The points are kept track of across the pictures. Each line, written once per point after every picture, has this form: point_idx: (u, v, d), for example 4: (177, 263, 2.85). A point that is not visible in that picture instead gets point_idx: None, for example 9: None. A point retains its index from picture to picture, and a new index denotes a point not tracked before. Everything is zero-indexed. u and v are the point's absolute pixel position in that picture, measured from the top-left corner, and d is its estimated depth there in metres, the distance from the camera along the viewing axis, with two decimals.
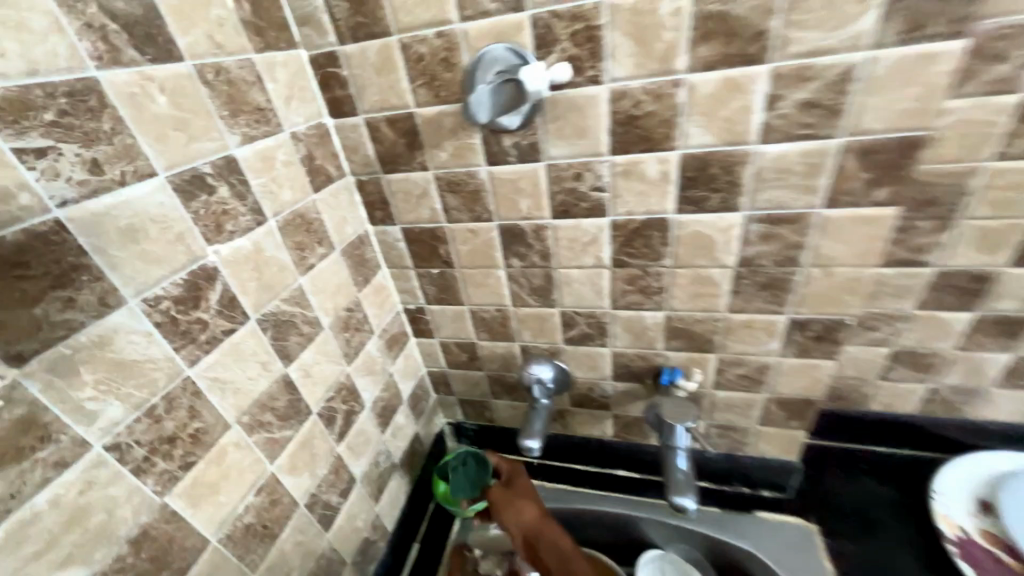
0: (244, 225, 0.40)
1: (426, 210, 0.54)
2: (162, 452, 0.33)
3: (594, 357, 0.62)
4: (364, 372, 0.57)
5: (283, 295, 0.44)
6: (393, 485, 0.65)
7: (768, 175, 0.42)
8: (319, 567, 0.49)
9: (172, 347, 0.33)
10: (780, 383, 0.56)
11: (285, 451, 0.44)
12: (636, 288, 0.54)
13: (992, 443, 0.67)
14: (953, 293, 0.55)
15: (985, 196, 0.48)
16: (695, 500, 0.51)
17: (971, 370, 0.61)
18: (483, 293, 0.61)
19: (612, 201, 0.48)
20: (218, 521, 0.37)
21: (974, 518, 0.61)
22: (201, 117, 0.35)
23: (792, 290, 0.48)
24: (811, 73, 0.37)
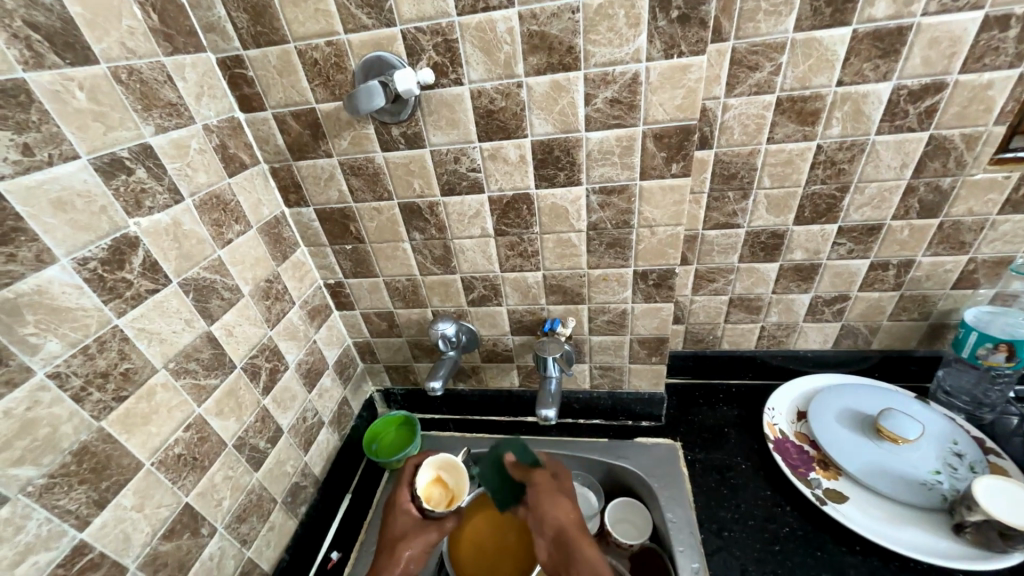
0: (162, 202, 0.47)
1: (334, 192, 0.63)
2: (97, 384, 0.40)
3: (494, 315, 0.73)
4: (287, 337, 0.65)
5: (203, 264, 0.51)
6: (322, 440, 0.72)
7: (596, 156, 0.55)
8: (250, 501, 0.58)
9: (101, 299, 0.41)
10: (637, 325, 0.70)
11: (210, 396, 0.52)
12: (517, 253, 0.65)
13: (810, 368, 0.85)
14: (760, 248, 0.72)
15: (767, 171, 0.65)
16: (555, 411, 0.65)
17: (787, 310, 0.79)
18: (393, 265, 0.70)
19: (487, 180, 0.59)
20: (151, 447, 0.45)
21: (792, 424, 0.78)
22: (118, 110, 0.43)
23: (630, 247, 0.62)
24: (611, 78, 0.50)
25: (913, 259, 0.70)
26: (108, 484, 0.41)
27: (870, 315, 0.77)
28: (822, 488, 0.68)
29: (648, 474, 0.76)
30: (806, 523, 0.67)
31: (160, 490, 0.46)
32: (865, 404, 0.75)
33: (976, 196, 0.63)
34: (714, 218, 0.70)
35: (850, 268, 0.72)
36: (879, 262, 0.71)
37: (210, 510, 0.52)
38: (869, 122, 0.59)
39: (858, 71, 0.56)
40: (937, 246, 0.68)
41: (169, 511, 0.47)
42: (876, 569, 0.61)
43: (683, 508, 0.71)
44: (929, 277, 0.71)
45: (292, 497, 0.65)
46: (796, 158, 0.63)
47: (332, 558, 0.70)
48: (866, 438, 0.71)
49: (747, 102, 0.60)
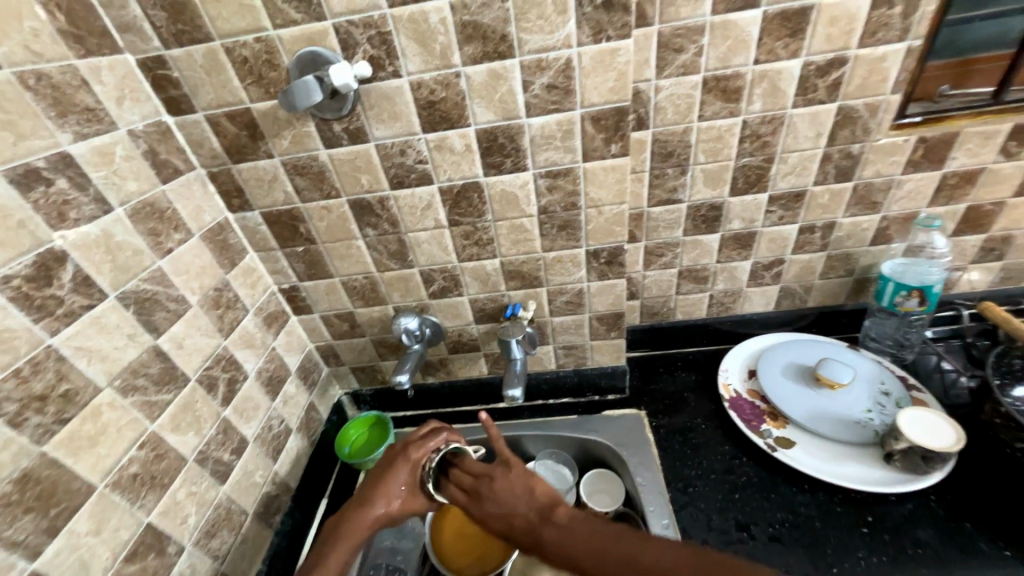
0: (89, 213, 0.45)
1: (280, 193, 0.62)
2: (34, 408, 0.39)
3: (456, 306, 0.74)
4: (243, 345, 0.63)
5: (142, 276, 0.49)
6: (291, 448, 0.71)
7: (539, 141, 0.57)
8: (218, 515, 0.56)
9: (30, 319, 0.39)
10: (595, 303, 0.73)
11: (164, 412, 0.50)
12: (472, 242, 0.66)
13: (757, 330, 0.92)
14: (702, 221, 0.77)
15: (701, 147, 0.69)
16: (522, 391, 0.67)
17: (730, 277, 0.84)
18: (348, 264, 0.69)
19: (435, 171, 0.60)
20: (102, 469, 0.43)
21: (744, 382, 0.83)
22: (28, 118, 0.40)
23: (580, 228, 0.64)
24: (545, 64, 0.51)
25: (835, 221, 0.77)
26: (58, 511, 0.40)
27: (803, 276, 0.84)
28: (772, 437, 0.74)
29: (618, 445, 0.80)
30: (762, 470, 0.73)
31: (117, 513, 0.44)
32: (805, 357, 0.82)
33: (882, 159, 0.70)
34: (657, 195, 0.74)
35: (782, 233, 0.78)
36: (807, 226, 0.77)
37: (176, 528, 0.51)
38: (786, 97, 0.64)
39: (771, 50, 0.60)
40: (854, 207, 0.75)
41: (130, 533, 0.46)
42: (823, 503, 0.67)
43: (652, 471, 0.75)
44: (850, 237, 0.79)
45: (263, 508, 0.64)
46: (725, 134, 0.67)
47: None
48: (808, 388, 0.77)
49: (676, 83, 0.63)
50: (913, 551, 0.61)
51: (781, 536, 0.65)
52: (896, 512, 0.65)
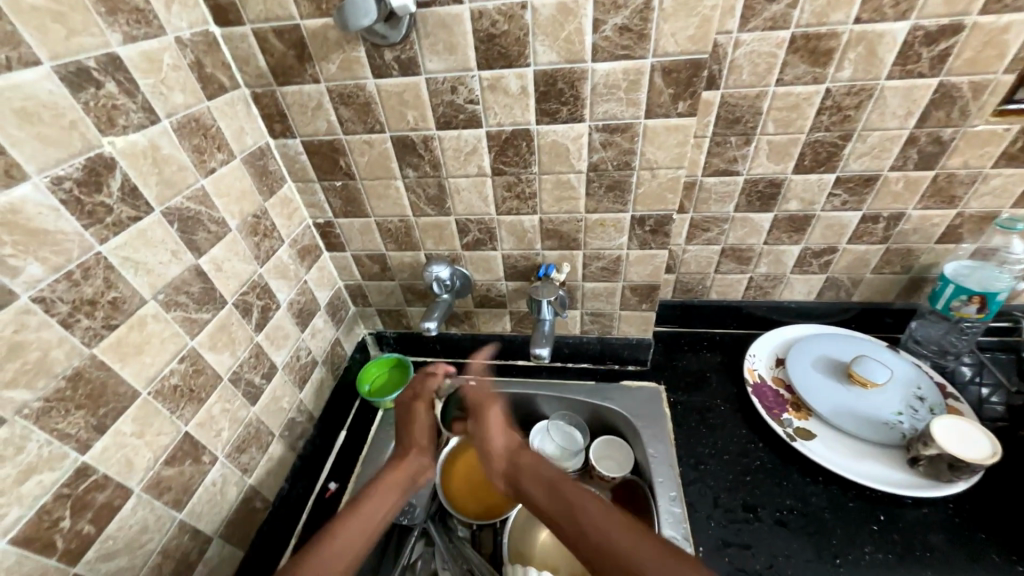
0: (137, 121, 0.44)
1: (323, 123, 0.60)
2: (85, 311, 0.39)
3: (488, 261, 0.73)
4: (277, 275, 0.64)
5: (186, 193, 0.49)
6: (316, 378, 0.73)
7: (601, 90, 0.53)
8: (248, 433, 0.59)
9: (81, 224, 0.39)
10: (631, 272, 0.71)
11: (203, 330, 0.52)
12: (514, 195, 0.64)
13: (792, 319, 0.88)
14: (757, 197, 0.72)
15: (772, 115, 0.63)
16: (548, 351, 0.66)
17: (776, 261, 0.80)
18: (385, 204, 0.68)
19: (485, 113, 0.56)
20: (146, 377, 0.45)
21: (770, 369, 0.81)
22: (78, 12, 0.38)
23: (629, 190, 0.61)
24: (622, 2, 0.47)
25: (902, 213, 0.71)
26: (106, 411, 0.42)
27: (854, 268, 0.79)
28: (792, 427, 0.73)
29: (633, 415, 0.80)
30: (776, 457, 0.72)
31: (159, 419, 0.47)
32: (840, 352, 0.79)
33: (974, 148, 0.63)
34: (713, 164, 0.69)
35: (842, 219, 0.73)
36: (871, 215, 0.72)
37: (210, 440, 0.53)
38: (881, 66, 0.57)
39: (877, 7, 0.53)
40: (928, 199, 0.69)
41: (169, 439, 0.48)
42: (835, 496, 0.67)
43: (664, 444, 0.75)
44: (915, 231, 0.73)
45: (289, 431, 0.67)
46: (803, 102, 0.61)
47: (330, 487, 0.73)
48: (838, 383, 0.75)
49: (759, 38, 0.57)
50: (922, 554, 0.61)
51: (788, 521, 0.65)
52: (911, 514, 0.64)
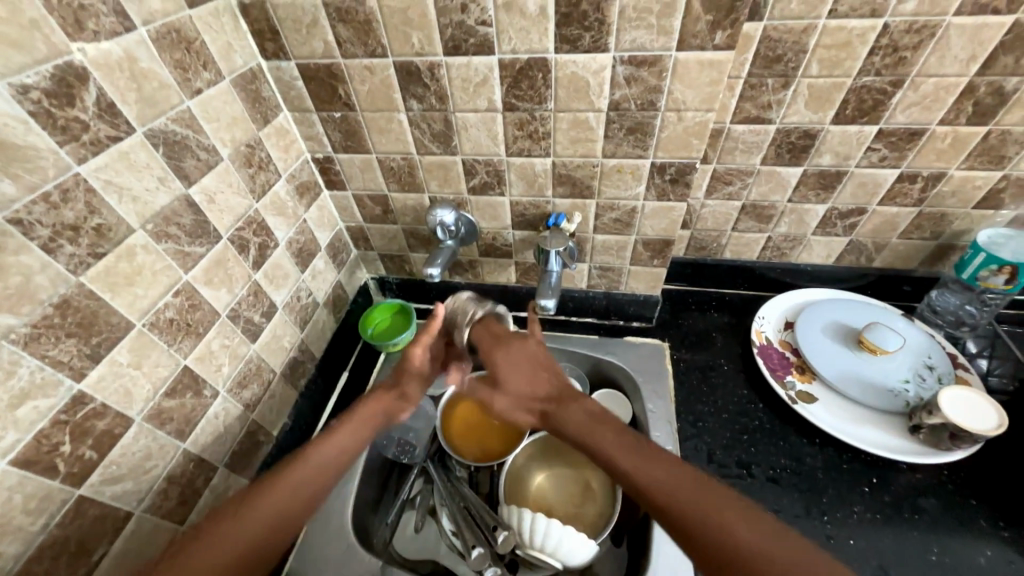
0: (110, 27, 0.39)
1: (319, 43, 0.54)
2: (68, 237, 0.37)
3: (495, 207, 0.69)
4: (274, 212, 0.61)
5: (171, 115, 0.45)
6: (318, 320, 0.73)
7: (630, 14, 0.47)
8: (249, 370, 0.59)
9: (55, 141, 0.36)
10: (645, 225, 0.67)
11: (198, 264, 0.50)
12: (526, 134, 0.59)
13: (807, 282, 0.85)
14: (788, 150, 0.67)
15: (818, 55, 0.57)
16: (554, 303, 0.64)
17: (798, 220, 0.76)
18: (387, 140, 0.63)
19: (498, 37, 0.50)
20: (140, 310, 0.44)
21: (778, 332, 0.80)
22: None
23: (652, 134, 0.56)
24: None
25: (944, 173, 0.66)
26: (99, 341, 0.41)
27: (881, 232, 0.75)
28: (795, 390, 0.73)
29: (635, 371, 0.79)
30: (775, 418, 0.72)
31: (156, 352, 0.46)
32: (852, 318, 0.77)
33: None
34: (745, 109, 0.63)
35: (876, 177, 0.68)
36: (909, 174, 0.67)
37: (210, 374, 0.53)
38: None
39: None
40: (975, 159, 0.64)
41: (168, 372, 0.48)
42: (830, 458, 0.68)
43: (664, 400, 0.75)
44: (954, 194, 0.68)
45: (290, 370, 0.67)
46: (855, 40, 0.55)
47: (332, 426, 0.74)
48: (847, 348, 0.74)
49: None
50: (910, 515, 0.62)
51: (781, 479, 0.66)
52: (904, 479, 0.65)
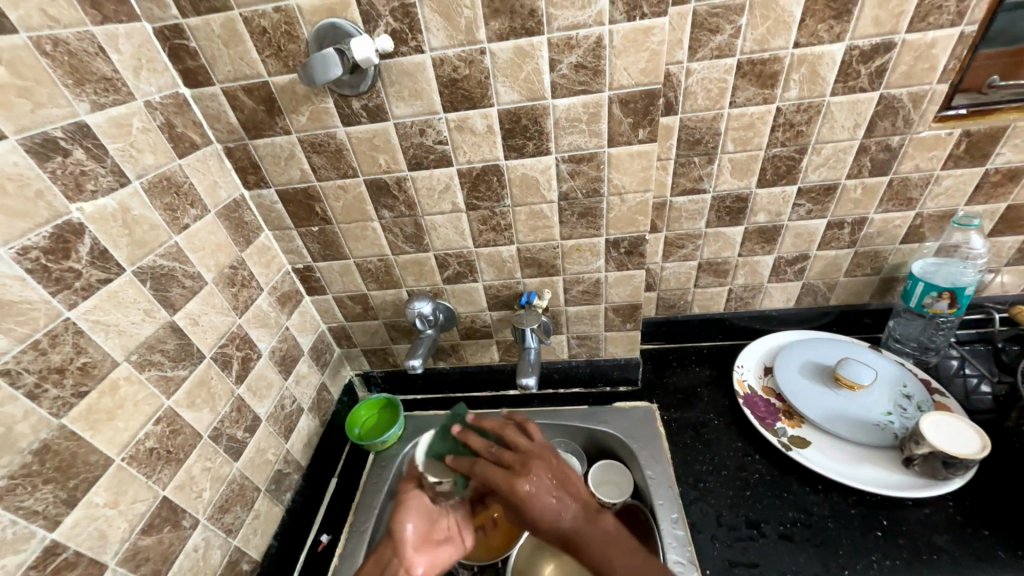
0: (106, 184, 0.44)
1: (296, 171, 0.61)
2: (53, 380, 0.39)
3: (470, 293, 0.73)
4: (257, 324, 0.63)
5: (159, 251, 0.49)
6: (302, 427, 0.71)
7: (564, 124, 0.55)
8: (232, 491, 0.57)
9: (48, 292, 0.39)
10: (611, 294, 0.72)
11: (180, 388, 0.50)
12: (490, 227, 0.65)
13: (775, 327, 0.89)
14: (726, 213, 0.74)
15: (730, 135, 0.66)
16: (535, 380, 0.65)
17: (752, 272, 0.82)
18: (363, 246, 0.68)
19: (455, 152, 0.58)
20: (120, 443, 0.44)
21: (759, 378, 0.82)
22: (45, 86, 0.39)
23: (601, 216, 0.63)
24: (575, 42, 0.49)
25: (865, 217, 0.74)
26: (77, 483, 0.40)
27: (828, 273, 0.81)
28: (787, 436, 0.73)
29: (629, 437, 0.79)
30: (774, 468, 0.71)
31: (134, 486, 0.45)
32: (825, 356, 0.80)
33: (922, 152, 0.66)
34: (681, 184, 0.71)
35: (809, 227, 0.75)
36: (836, 222, 0.74)
37: (190, 502, 0.51)
38: (825, 83, 0.61)
39: (813, 32, 0.57)
40: (887, 203, 0.72)
41: (146, 505, 0.46)
42: (836, 504, 0.66)
43: (662, 464, 0.74)
44: (880, 234, 0.76)
45: (275, 485, 0.65)
46: (757, 121, 0.65)
47: (322, 541, 0.70)
48: (826, 387, 0.76)
49: (709, 66, 0.60)
50: (929, 556, 0.60)
51: (793, 535, 0.64)
52: (914, 517, 0.64)
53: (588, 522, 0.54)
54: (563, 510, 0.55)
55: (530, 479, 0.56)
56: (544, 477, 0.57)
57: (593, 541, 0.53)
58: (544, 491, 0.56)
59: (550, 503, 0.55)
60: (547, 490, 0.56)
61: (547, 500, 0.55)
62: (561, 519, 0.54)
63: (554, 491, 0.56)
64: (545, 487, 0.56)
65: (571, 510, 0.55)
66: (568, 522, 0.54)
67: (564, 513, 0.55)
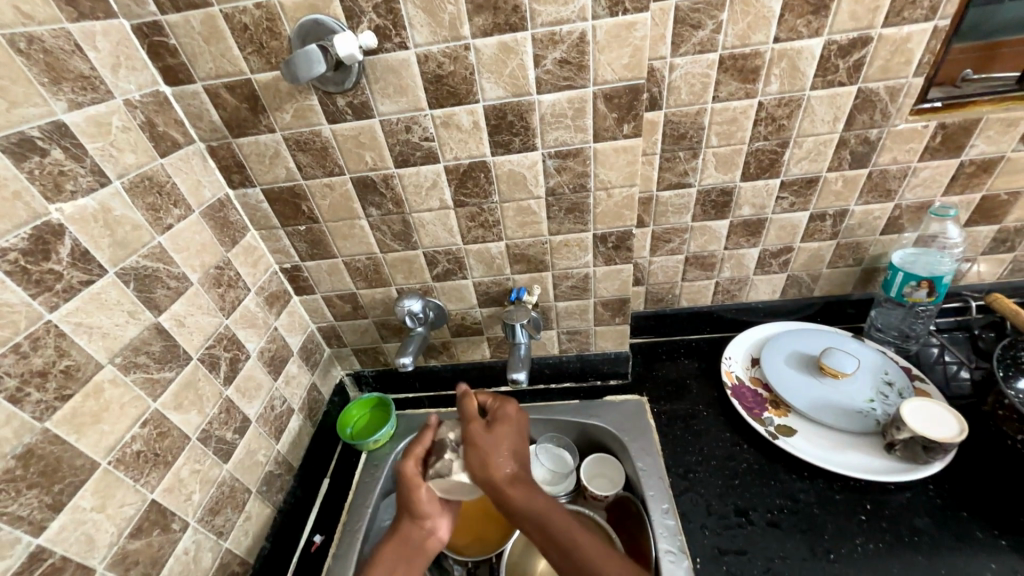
0: (86, 185, 0.43)
1: (281, 170, 0.60)
2: (35, 384, 0.38)
3: (460, 289, 0.73)
4: (245, 325, 0.62)
5: (142, 252, 0.48)
6: (293, 427, 0.71)
7: (549, 119, 0.55)
8: (222, 493, 0.57)
9: (28, 294, 0.38)
10: (600, 288, 0.72)
11: (166, 390, 0.50)
12: (478, 224, 0.65)
13: (762, 318, 0.91)
14: (711, 206, 0.75)
15: (714, 129, 0.67)
16: (526, 375, 0.66)
17: (738, 264, 0.83)
18: (351, 244, 0.68)
19: (441, 149, 0.58)
20: (106, 447, 0.43)
21: (746, 369, 0.83)
22: (20, 84, 0.38)
23: (588, 211, 0.63)
24: (558, 38, 0.50)
25: (846, 209, 0.75)
26: (62, 487, 0.40)
27: (811, 264, 0.83)
28: (774, 425, 0.74)
29: (620, 430, 0.80)
30: (762, 457, 0.73)
31: (121, 490, 0.44)
32: (809, 346, 0.81)
33: (900, 145, 0.68)
34: (667, 178, 0.72)
35: (792, 220, 0.77)
36: (818, 214, 0.76)
37: (179, 505, 0.51)
38: (804, 78, 0.62)
39: (793, 27, 0.58)
40: (867, 195, 0.73)
41: (134, 509, 0.46)
42: (822, 490, 0.68)
43: (653, 456, 0.75)
44: (861, 225, 0.77)
45: (267, 486, 0.64)
46: (740, 116, 0.66)
47: (315, 541, 0.70)
48: (811, 376, 0.77)
49: (692, 61, 0.61)
50: (910, 538, 0.62)
51: (780, 521, 0.65)
52: (896, 500, 0.65)
53: (525, 475, 0.57)
54: (520, 455, 0.59)
55: (515, 415, 0.62)
56: (523, 427, 0.62)
57: (537, 492, 0.55)
58: (516, 433, 0.60)
59: (513, 444, 0.59)
60: (517, 433, 0.60)
61: (516, 438, 0.60)
62: (518, 459, 0.58)
63: (520, 438, 0.60)
64: (518, 433, 0.61)
65: (528, 460, 0.59)
66: (518, 462, 0.58)
67: (522, 457, 0.59)
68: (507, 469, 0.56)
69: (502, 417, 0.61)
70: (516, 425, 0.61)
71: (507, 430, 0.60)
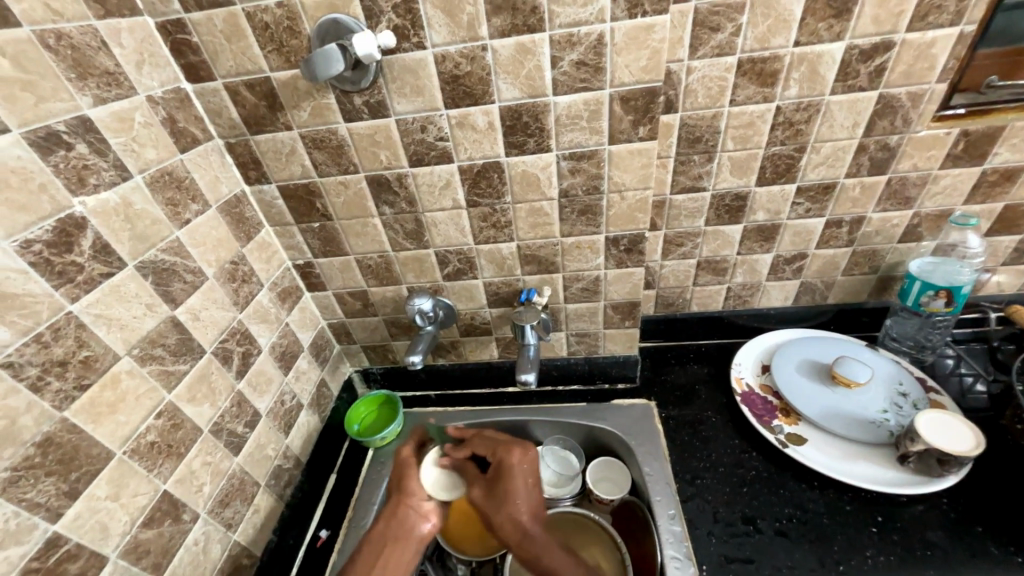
0: (108, 179, 0.44)
1: (297, 167, 0.61)
2: (56, 373, 0.39)
3: (470, 289, 0.73)
4: (257, 320, 0.63)
5: (160, 246, 0.49)
6: (302, 422, 0.72)
7: (564, 121, 0.55)
8: (232, 485, 0.57)
9: (51, 285, 0.39)
10: (611, 291, 0.72)
11: (181, 382, 0.51)
12: (490, 224, 0.65)
13: (774, 325, 0.90)
14: (725, 211, 0.74)
15: (730, 133, 0.66)
16: (535, 377, 0.66)
17: (751, 270, 0.82)
18: (363, 242, 0.68)
19: (456, 149, 0.58)
20: (121, 437, 0.44)
21: (756, 377, 0.82)
22: (48, 79, 0.39)
23: (601, 213, 0.63)
24: (576, 39, 0.49)
25: (863, 216, 0.74)
26: (79, 475, 0.40)
27: (826, 272, 0.82)
28: (784, 433, 0.74)
29: (627, 434, 0.79)
30: (771, 465, 0.72)
31: (135, 479, 0.45)
32: (821, 354, 0.80)
33: (920, 152, 0.67)
34: (680, 182, 0.72)
35: (808, 226, 0.76)
36: (834, 220, 0.75)
37: (191, 496, 0.51)
38: (824, 82, 0.61)
39: (813, 31, 0.57)
40: (885, 202, 0.72)
41: (147, 499, 0.46)
42: (832, 501, 0.67)
43: (660, 461, 0.75)
44: (878, 233, 0.76)
45: (275, 480, 0.65)
46: (757, 120, 0.65)
47: (320, 536, 0.70)
48: (822, 385, 0.76)
49: (709, 64, 0.61)
50: (923, 552, 0.60)
51: (789, 531, 0.64)
52: (908, 513, 0.64)
53: (540, 524, 0.68)
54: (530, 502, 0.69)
55: (527, 460, 0.72)
56: (531, 475, 0.72)
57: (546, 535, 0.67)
58: (529, 484, 0.71)
59: (525, 492, 0.69)
60: (530, 483, 0.70)
61: (527, 488, 0.70)
62: (529, 505, 0.69)
63: (530, 489, 0.70)
64: (530, 485, 0.71)
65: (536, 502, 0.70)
66: (534, 517, 0.68)
67: (531, 501, 0.69)
68: (521, 516, 0.67)
69: (516, 468, 0.70)
70: (526, 475, 0.71)
71: (521, 480, 0.70)
